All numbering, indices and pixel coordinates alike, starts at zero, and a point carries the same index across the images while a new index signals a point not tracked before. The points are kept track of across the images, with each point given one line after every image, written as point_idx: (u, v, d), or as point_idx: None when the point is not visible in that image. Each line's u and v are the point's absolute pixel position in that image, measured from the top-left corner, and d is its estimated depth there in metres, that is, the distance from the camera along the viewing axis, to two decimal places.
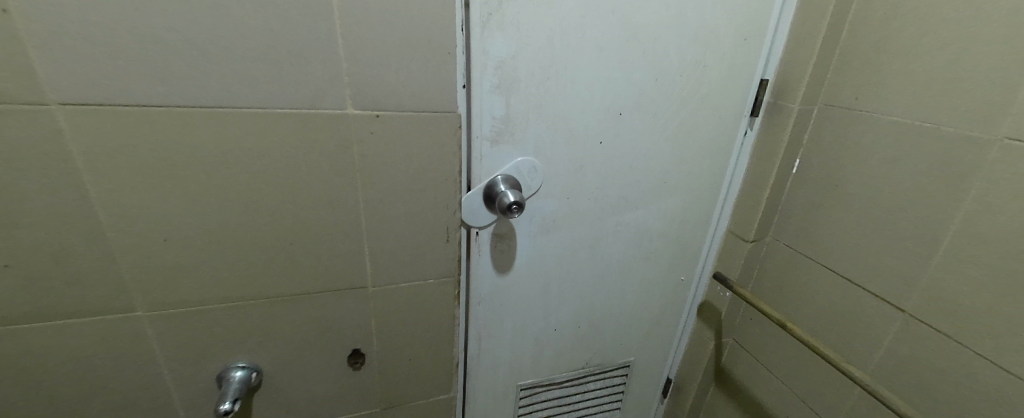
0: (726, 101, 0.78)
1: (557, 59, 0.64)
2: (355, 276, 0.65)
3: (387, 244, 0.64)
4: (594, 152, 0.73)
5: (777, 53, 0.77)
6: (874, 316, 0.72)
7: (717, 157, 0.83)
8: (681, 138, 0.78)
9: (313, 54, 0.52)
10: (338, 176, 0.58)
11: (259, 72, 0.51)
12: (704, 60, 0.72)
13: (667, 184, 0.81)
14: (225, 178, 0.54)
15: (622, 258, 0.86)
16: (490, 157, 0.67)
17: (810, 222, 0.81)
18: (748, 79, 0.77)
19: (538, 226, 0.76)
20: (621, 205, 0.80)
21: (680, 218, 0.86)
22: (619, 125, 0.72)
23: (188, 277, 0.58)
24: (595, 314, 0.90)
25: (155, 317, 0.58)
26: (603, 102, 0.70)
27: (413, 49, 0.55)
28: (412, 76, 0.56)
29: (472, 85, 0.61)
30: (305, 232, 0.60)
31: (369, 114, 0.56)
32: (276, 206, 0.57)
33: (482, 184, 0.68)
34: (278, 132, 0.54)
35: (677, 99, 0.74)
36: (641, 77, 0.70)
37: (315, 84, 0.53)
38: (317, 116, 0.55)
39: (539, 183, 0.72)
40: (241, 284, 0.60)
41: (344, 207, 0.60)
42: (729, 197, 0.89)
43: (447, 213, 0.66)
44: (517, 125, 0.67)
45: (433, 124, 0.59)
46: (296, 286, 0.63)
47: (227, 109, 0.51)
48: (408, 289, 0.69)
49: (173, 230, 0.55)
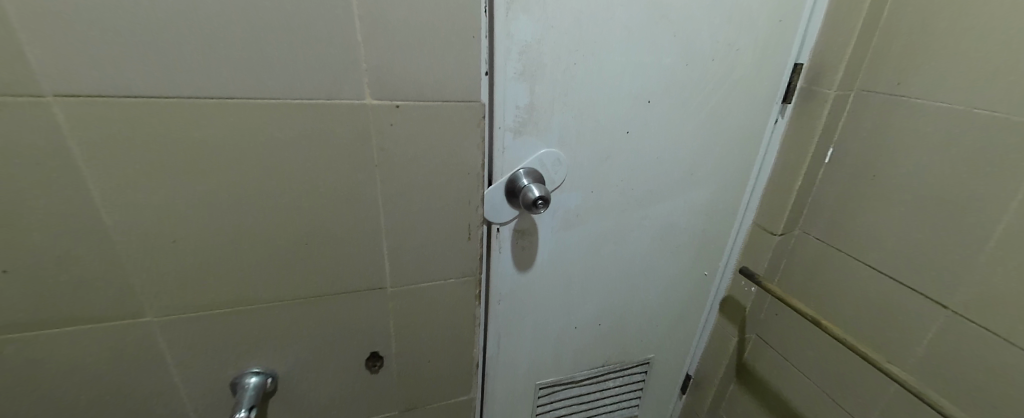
0: (758, 88, 0.74)
1: (585, 43, 0.60)
2: (374, 277, 0.62)
3: (408, 243, 0.61)
4: (622, 143, 0.69)
5: (812, 35, 0.73)
6: (914, 313, 0.70)
7: (748, 147, 0.80)
8: (711, 127, 0.74)
9: (330, 40, 0.48)
10: (356, 171, 0.55)
11: (274, 60, 0.47)
12: (737, 42, 0.68)
13: (696, 176, 0.78)
14: (239, 176, 0.51)
15: (647, 253, 0.83)
16: (513, 149, 0.64)
17: (845, 215, 0.77)
18: (781, 65, 0.74)
19: (561, 221, 0.73)
20: (648, 198, 0.77)
21: (707, 211, 0.83)
22: (648, 114, 0.69)
23: (200, 280, 0.55)
24: (617, 310, 0.87)
25: (165, 322, 0.55)
26: (632, 90, 0.66)
27: (436, 33, 0.51)
28: (435, 63, 0.52)
29: (495, 72, 0.57)
30: (321, 232, 0.57)
31: (389, 104, 0.52)
32: (291, 204, 0.54)
33: (504, 177, 0.65)
34: (293, 125, 0.50)
35: (709, 85, 0.70)
36: (672, 62, 0.66)
37: (333, 72, 0.49)
38: (333, 107, 0.51)
39: (563, 176, 0.68)
40: (254, 287, 0.57)
41: (362, 204, 0.57)
42: (758, 189, 0.86)
43: (470, 209, 0.62)
44: (542, 114, 0.63)
45: (456, 115, 0.56)
46: (311, 288, 0.59)
47: (239, 100, 0.48)
48: (429, 289, 0.65)
49: (184, 231, 0.52)
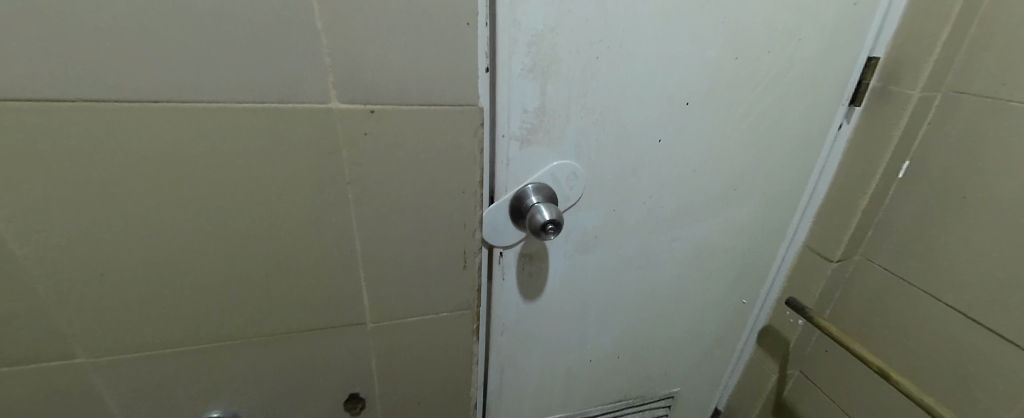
0: (821, 87, 0.61)
1: (610, 31, 0.47)
2: (351, 312, 0.52)
3: (391, 273, 0.51)
4: (651, 153, 0.57)
5: (890, 23, 0.60)
6: (1009, 369, 0.57)
7: (803, 157, 0.67)
8: (761, 134, 0.62)
9: (281, 28, 0.37)
10: (324, 190, 0.45)
11: (211, 54, 0.37)
12: (799, 30, 0.55)
13: (739, 191, 0.66)
14: (177, 196, 0.42)
15: (677, 279, 0.71)
16: (520, 161, 0.53)
17: (922, 242, 0.65)
18: (851, 61, 0.61)
19: (576, 244, 0.61)
20: (680, 217, 0.65)
21: (749, 231, 0.71)
22: (685, 118, 0.56)
23: (141, 316, 0.46)
24: (639, 341, 0.76)
25: (102, 364, 0.47)
26: (666, 89, 0.53)
27: (419, 19, 0.40)
28: (419, 57, 0.41)
29: (496, 69, 0.46)
30: (285, 261, 0.47)
31: (363, 109, 0.42)
32: (245, 230, 0.45)
33: (509, 195, 0.54)
34: (240, 134, 0.40)
35: (760, 84, 0.57)
36: (718, 55, 0.53)
37: (288, 69, 0.39)
38: (292, 113, 0.40)
39: (580, 193, 0.57)
40: (206, 323, 0.48)
41: (333, 229, 0.47)
42: (811, 205, 0.73)
43: (466, 234, 0.52)
44: (556, 120, 0.51)
45: (449, 121, 0.45)
46: (277, 325, 0.50)
47: (169, 104, 0.38)
48: (417, 324, 0.55)
49: (116, 261, 0.43)
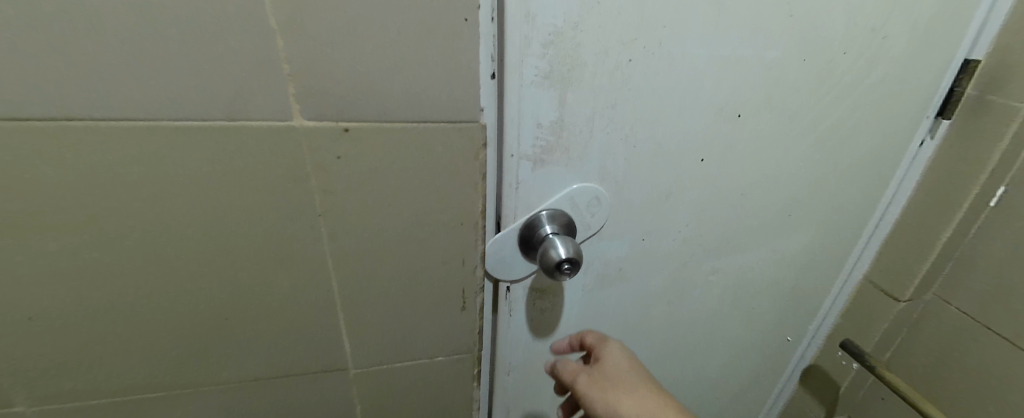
0: (904, 96, 0.50)
1: (651, 26, 0.36)
2: (330, 356, 0.45)
3: (376, 314, 0.43)
4: (691, 175, 0.47)
5: (997, 18, 0.48)
6: None
7: (873, 178, 0.56)
8: (826, 151, 0.51)
9: (224, 26, 0.29)
10: (289, 223, 0.37)
11: (138, 60, 0.29)
12: (886, 26, 0.44)
13: (792, 216, 0.55)
14: (110, 231, 0.34)
15: (712, 315, 0.62)
16: (532, 183, 0.42)
17: (1016, 285, 0.54)
18: (944, 63, 0.49)
19: (597, 277, 0.52)
20: (721, 247, 0.55)
21: (801, 261, 0.61)
22: (736, 134, 0.46)
23: (81, 365, 0.39)
24: (666, 381, 0.67)
25: (46, 412, 0.41)
26: (717, 98, 0.43)
27: (403, 16, 0.31)
28: (404, 63, 0.32)
29: (503, 74, 0.35)
30: (247, 304, 0.40)
31: (334, 127, 0.33)
32: (197, 269, 0.37)
33: (519, 223, 0.43)
34: (183, 158, 0.32)
35: (831, 92, 0.46)
36: (783, 56, 0.42)
37: (236, 79, 0.30)
38: (246, 133, 0.32)
39: (604, 219, 0.46)
40: (161, 371, 0.41)
41: (305, 267, 0.39)
42: (878, 232, 0.62)
43: (465, 271, 0.44)
44: (577, 136, 0.40)
45: (443, 142, 0.36)
46: (243, 371, 0.43)
47: (89, 122, 0.30)
48: (408, 369, 0.48)
49: (41, 306, 0.36)
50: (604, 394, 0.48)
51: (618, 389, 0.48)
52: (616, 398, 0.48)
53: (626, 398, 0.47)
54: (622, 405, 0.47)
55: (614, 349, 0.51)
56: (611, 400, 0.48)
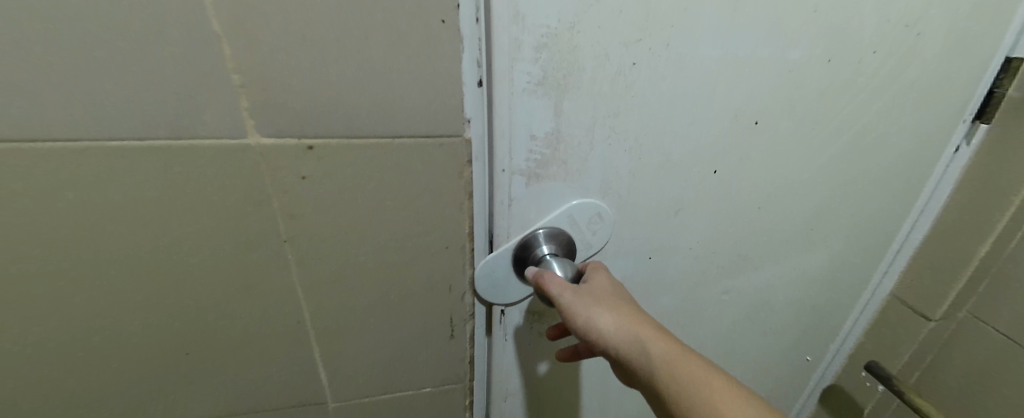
0: (938, 99, 0.45)
1: (656, 25, 0.32)
2: (305, 392, 0.41)
3: (354, 345, 0.40)
4: (703, 189, 0.42)
5: None
6: None
7: (902, 187, 0.51)
8: (851, 160, 0.46)
9: (164, 34, 0.25)
10: (253, 250, 0.33)
11: (63, 72, 0.25)
12: (922, 21, 0.39)
13: (813, 231, 0.51)
14: (44, 265, 0.30)
15: (726, 336, 0.57)
16: (527, 200, 0.37)
17: None
18: (983, 62, 0.44)
19: None
20: (735, 265, 0.50)
21: (822, 277, 0.56)
22: (751, 144, 0.41)
23: (24, 410, 0.35)
24: None
25: None
26: (731, 105, 0.38)
27: (370, 21, 0.27)
28: (374, 74, 0.28)
29: (491, 81, 0.30)
30: (209, 338, 0.36)
31: (297, 146, 0.29)
32: (150, 301, 0.33)
33: (513, 241, 0.38)
34: (126, 183, 0.29)
35: (858, 96, 0.42)
36: (807, 56, 0.38)
37: (182, 95, 0.27)
38: (196, 153, 0.29)
39: (607, 238, 0.42)
40: (116, 412, 0.37)
41: (271, 298, 0.35)
42: (907, 245, 0.58)
43: (451, 297, 0.40)
44: (576, 149, 0.36)
45: (423, 159, 0.32)
46: (210, 409, 0.39)
47: (7, 143, 0.26)
48: (393, 401, 0.44)
49: None
50: (588, 315, 0.36)
51: (603, 309, 0.36)
52: (603, 318, 0.36)
53: (611, 320, 0.36)
54: (608, 328, 0.36)
55: (600, 271, 0.39)
56: (598, 321, 0.36)
